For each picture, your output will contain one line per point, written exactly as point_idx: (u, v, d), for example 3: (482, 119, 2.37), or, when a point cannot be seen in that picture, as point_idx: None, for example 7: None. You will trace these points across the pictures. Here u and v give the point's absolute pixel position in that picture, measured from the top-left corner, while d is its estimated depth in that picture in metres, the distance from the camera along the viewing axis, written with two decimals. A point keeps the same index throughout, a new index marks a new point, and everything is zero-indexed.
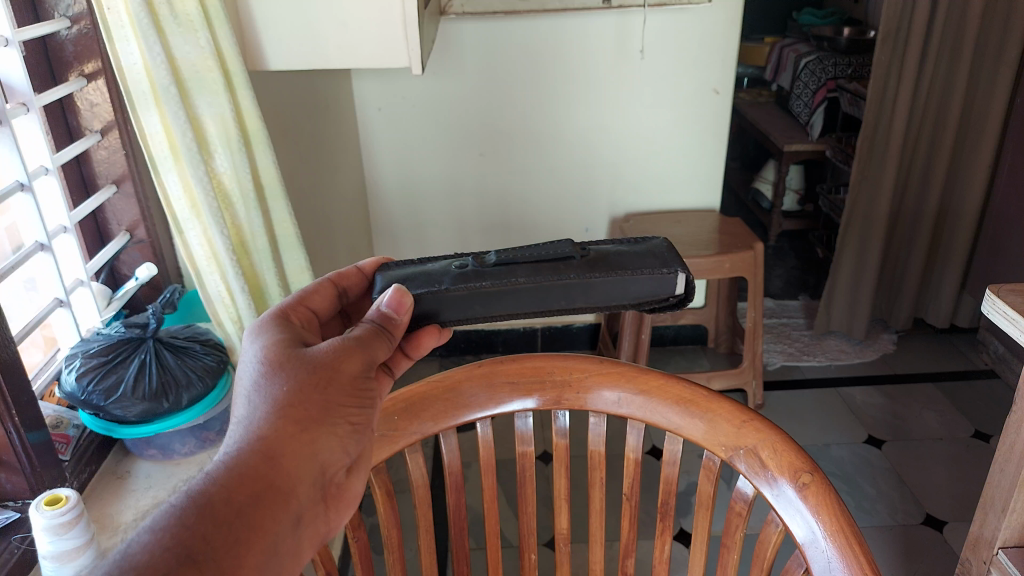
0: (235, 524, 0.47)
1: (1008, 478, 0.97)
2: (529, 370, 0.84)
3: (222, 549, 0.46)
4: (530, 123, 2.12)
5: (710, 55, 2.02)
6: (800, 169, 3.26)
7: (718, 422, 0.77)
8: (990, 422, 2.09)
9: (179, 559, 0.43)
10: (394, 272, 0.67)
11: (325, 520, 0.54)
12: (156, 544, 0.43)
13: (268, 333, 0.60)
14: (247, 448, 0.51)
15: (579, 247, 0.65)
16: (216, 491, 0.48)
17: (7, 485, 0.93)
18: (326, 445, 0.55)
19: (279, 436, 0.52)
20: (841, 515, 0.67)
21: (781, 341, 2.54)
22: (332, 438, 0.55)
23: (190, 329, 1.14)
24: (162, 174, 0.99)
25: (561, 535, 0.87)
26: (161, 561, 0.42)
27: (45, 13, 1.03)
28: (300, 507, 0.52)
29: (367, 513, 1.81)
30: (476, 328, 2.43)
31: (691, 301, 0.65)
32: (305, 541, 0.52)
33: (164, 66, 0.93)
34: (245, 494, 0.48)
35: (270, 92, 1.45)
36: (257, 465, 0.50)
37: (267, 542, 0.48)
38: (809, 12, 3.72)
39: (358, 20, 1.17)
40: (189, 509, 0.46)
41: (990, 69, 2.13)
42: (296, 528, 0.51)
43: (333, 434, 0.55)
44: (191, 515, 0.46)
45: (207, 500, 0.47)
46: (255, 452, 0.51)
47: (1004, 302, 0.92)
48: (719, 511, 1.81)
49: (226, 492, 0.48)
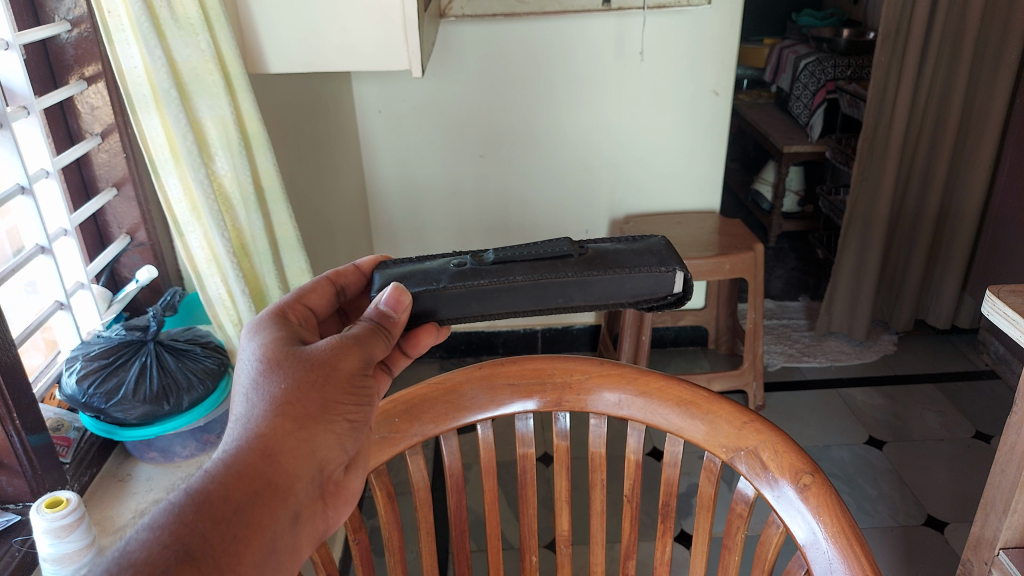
0: (233, 521, 0.47)
1: (1009, 479, 0.97)
2: (529, 372, 0.84)
3: (220, 546, 0.46)
4: (530, 125, 2.12)
5: (710, 56, 2.02)
6: (800, 170, 3.27)
7: (718, 422, 0.77)
8: (991, 423, 2.08)
9: (177, 555, 0.43)
10: (392, 271, 0.67)
11: (324, 517, 0.54)
12: (155, 542, 0.43)
13: (266, 332, 0.60)
14: (245, 446, 0.51)
15: (577, 246, 0.65)
16: (214, 489, 0.48)
17: (8, 488, 0.93)
18: (324, 443, 0.55)
19: (276, 434, 0.52)
20: (842, 516, 0.67)
21: (781, 342, 2.54)
22: (330, 435, 0.55)
23: (190, 332, 1.14)
24: (162, 176, 0.99)
25: (561, 537, 0.87)
26: (160, 558, 0.43)
27: (45, 16, 1.03)
28: (299, 504, 0.52)
29: (367, 515, 1.81)
30: (476, 330, 2.43)
31: (689, 300, 0.65)
32: (303, 539, 0.52)
33: (165, 69, 0.93)
34: (243, 492, 0.48)
35: (270, 95, 1.45)
36: (255, 463, 0.50)
37: (266, 540, 0.48)
38: (809, 13, 3.73)
39: (359, 22, 1.17)
40: (188, 507, 0.46)
41: (990, 70, 2.13)
42: (294, 525, 0.51)
43: (331, 432, 0.55)
44: (190, 512, 0.46)
45: (205, 498, 0.47)
46: (253, 450, 0.51)
47: (1004, 303, 0.92)
48: (720, 513, 1.82)
49: (224, 490, 0.48)
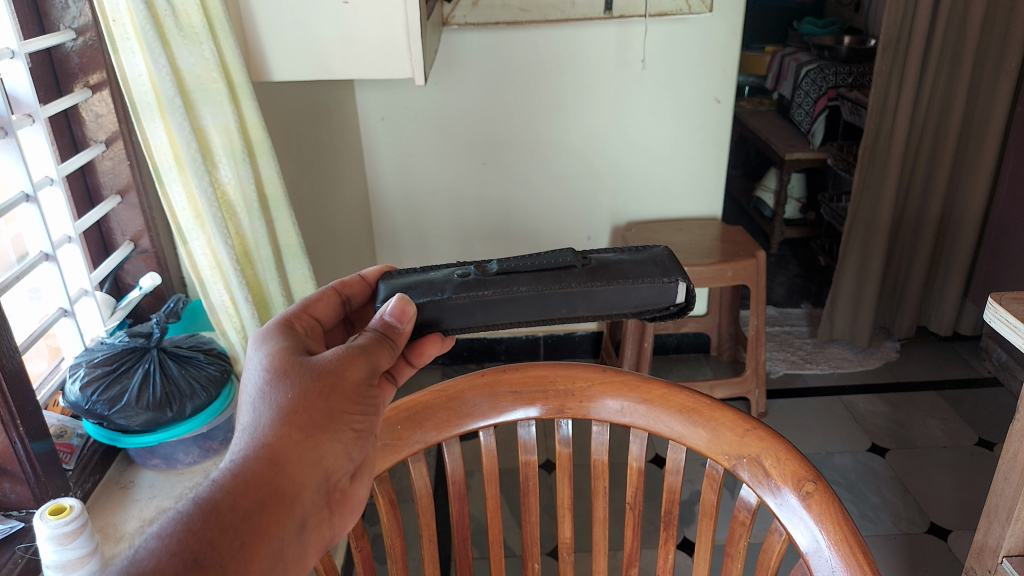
0: (241, 529, 0.47)
1: (1011, 486, 0.97)
2: (532, 379, 0.84)
3: (228, 554, 0.46)
4: (532, 132, 2.13)
5: (711, 64, 2.03)
6: (801, 177, 3.30)
7: (721, 430, 0.77)
8: (994, 431, 2.08)
9: (186, 564, 0.43)
10: (396, 281, 0.68)
11: (330, 526, 0.55)
12: (164, 549, 0.43)
13: (272, 341, 0.60)
14: (252, 454, 0.51)
15: (580, 255, 0.65)
16: (222, 498, 0.48)
17: (11, 495, 0.94)
18: (330, 452, 0.55)
19: (283, 444, 0.52)
20: (845, 524, 0.67)
21: (784, 348, 2.53)
22: (336, 444, 0.55)
23: (194, 339, 1.14)
24: (167, 184, 1.00)
25: (564, 544, 0.86)
26: (168, 566, 0.43)
27: (51, 25, 1.04)
28: (305, 513, 0.52)
29: (369, 522, 1.82)
30: (478, 336, 2.44)
31: (692, 309, 0.66)
32: (309, 546, 0.52)
33: (169, 77, 0.93)
34: (250, 500, 0.49)
35: (274, 103, 1.46)
36: (262, 472, 0.50)
37: (273, 547, 0.48)
38: (809, 21, 3.75)
39: (363, 32, 1.18)
40: (196, 515, 0.46)
41: (990, 77, 2.14)
42: (300, 533, 0.51)
43: (336, 441, 0.55)
44: (198, 520, 0.46)
45: (213, 506, 0.47)
46: (260, 459, 0.51)
47: (1006, 310, 0.92)
48: (721, 521, 1.82)
49: (231, 498, 0.48)
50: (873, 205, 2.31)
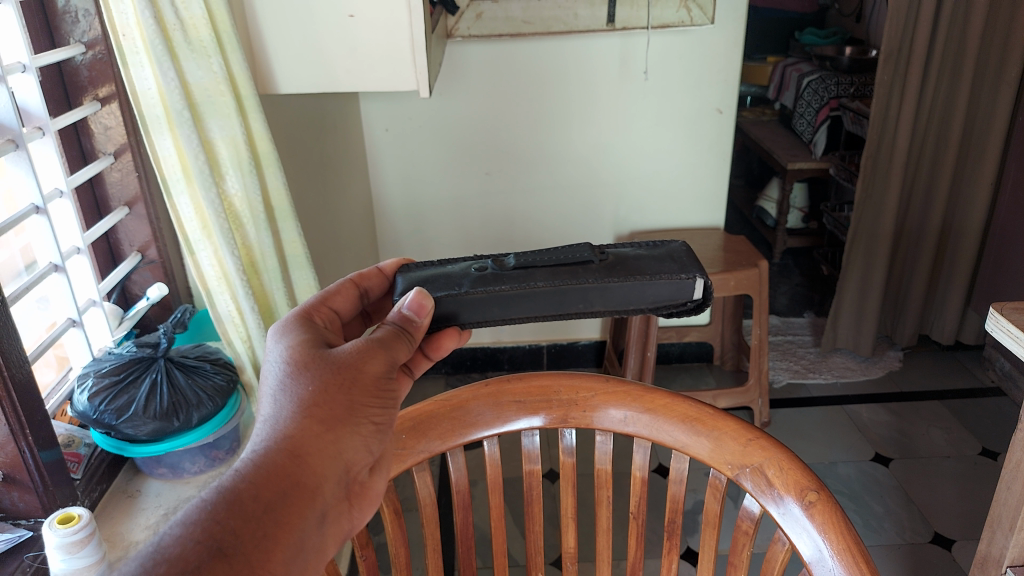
0: (263, 519, 0.47)
1: (1015, 496, 0.97)
2: (535, 389, 0.85)
3: (251, 544, 0.46)
4: (535, 143, 2.14)
5: (713, 76, 2.04)
6: (805, 187, 3.32)
7: (724, 439, 0.78)
8: (998, 440, 2.08)
9: (210, 551, 0.44)
10: (414, 274, 0.70)
11: (350, 518, 0.55)
12: (188, 537, 0.44)
13: (292, 334, 0.61)
14: (274, 445, 0.51)
15: (598, 251, 0.67)
16: (245, 488, 0.48)
17: (20, 504, 0.95)
18: (350, 445, 0.55)
19: (305, 435, 0.53)
20: (849, 534, 0.68)
21: (786, 358, 2.54)
22: (357, 437, 0.56)
23: (200, 349, 1.15)
24: (174, 195, 1.01)
25: (567, 554, 0.87)
26: (192, 554, 0.43)
27: (61, 39, 1.06)
28: (326, 504, 0.52)
29: (374, 532, 1.83)
30: (481, 345, 2.43)
31: (708, 306, 0.67)
32: (330, 538, 0.52)
33: (178, 90, 0.95)
34: (272, 491, 0.49)
35: (280, 114, 1.48)
36: (284, 463, 0.51)
37: (296, 538, 0.49)
38: (811, 32, 3.79)
39: (368, 44, 1.20)
40: (219, 504, 0.46)
41: (991, 87, 2.15)
42: (321, 525, 0.51)
43: (357, 434, 0.56)
44: (222, 510, 0.46)
45: (236, 496, 0.47)
46: (281, 451, 0.51)
47: (1007, 320, 0.92)
48: (724, 531, 1.83)
49: (254, 489, 0.48)
50: (875, 214, 2.32)
